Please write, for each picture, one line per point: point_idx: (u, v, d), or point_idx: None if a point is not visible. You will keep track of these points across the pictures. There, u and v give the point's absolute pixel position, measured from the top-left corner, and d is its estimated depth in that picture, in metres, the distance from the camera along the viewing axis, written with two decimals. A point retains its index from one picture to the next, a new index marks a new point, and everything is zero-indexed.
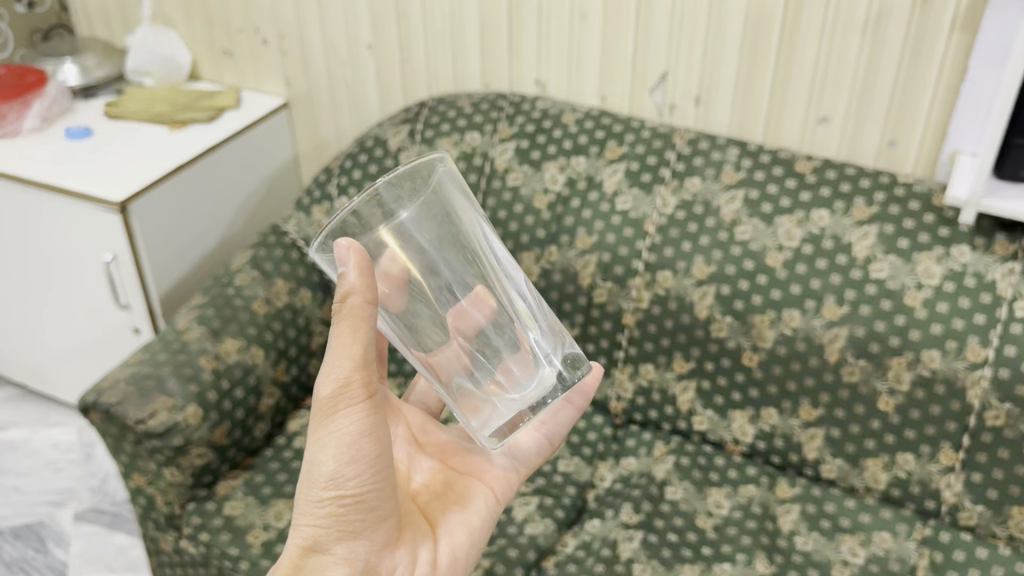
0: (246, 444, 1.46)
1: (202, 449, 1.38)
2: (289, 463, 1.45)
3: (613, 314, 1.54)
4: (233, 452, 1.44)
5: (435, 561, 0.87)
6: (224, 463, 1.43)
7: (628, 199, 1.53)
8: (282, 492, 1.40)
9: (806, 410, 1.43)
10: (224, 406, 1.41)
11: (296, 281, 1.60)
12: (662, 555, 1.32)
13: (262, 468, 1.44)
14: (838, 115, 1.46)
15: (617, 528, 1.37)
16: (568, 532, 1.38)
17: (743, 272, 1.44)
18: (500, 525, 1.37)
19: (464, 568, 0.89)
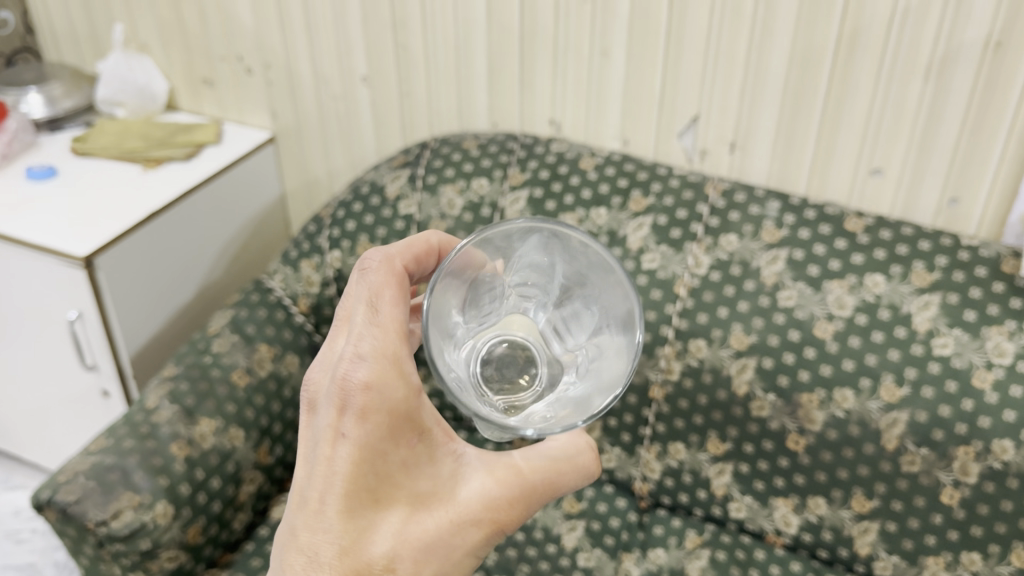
0: (224, 538, 1.29)
1: (173, 551, 1.20)
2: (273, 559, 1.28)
3: (638, 386, 1.37)
4: (209, 549, 1.27)
5: None
6: (200, 562, 1.25)
7: (656, 257, 1.37)
8: None
9: (859, 501, 1.28)
10: (199, 499, 1.24)
11: (282, 345, 1.43)
12: None
13: (243, 566, 1.27)
14: (893, 167, 1.30)
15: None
16: None
17: (788, 344, 1.28)
18: None
19: None
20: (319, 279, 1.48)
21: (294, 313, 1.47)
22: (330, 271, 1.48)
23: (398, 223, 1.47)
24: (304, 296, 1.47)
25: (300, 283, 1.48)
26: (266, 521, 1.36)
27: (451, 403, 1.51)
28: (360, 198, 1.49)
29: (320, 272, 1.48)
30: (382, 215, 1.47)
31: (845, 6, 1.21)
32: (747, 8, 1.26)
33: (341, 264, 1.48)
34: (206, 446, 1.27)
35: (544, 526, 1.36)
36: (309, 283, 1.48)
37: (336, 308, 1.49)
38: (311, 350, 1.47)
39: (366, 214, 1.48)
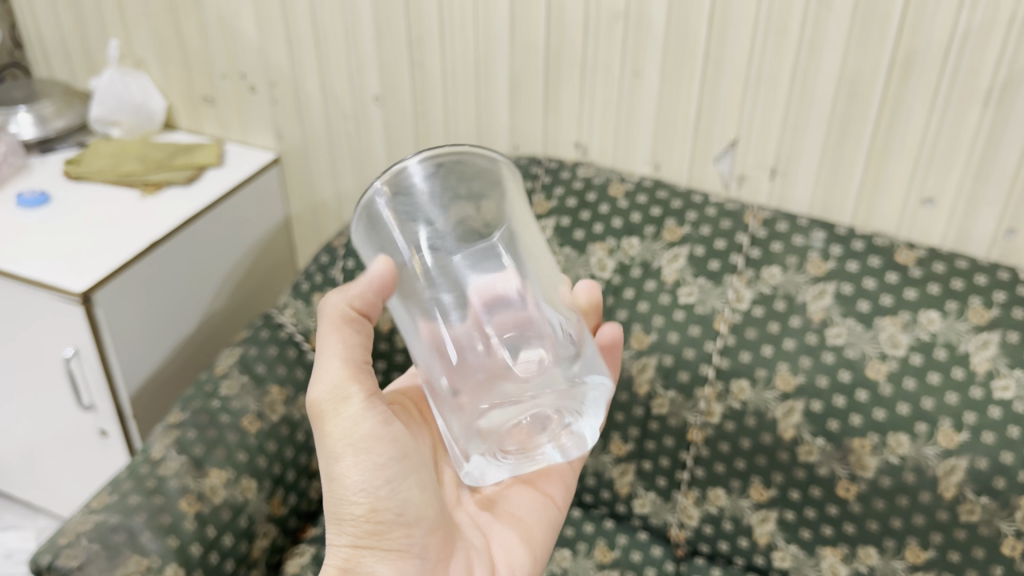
0: None
1: None
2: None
3: (676, 429, 1.30)
4: None
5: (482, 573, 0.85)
6: None
7: (693, 290, 1.29)
8: None
9: (913, 552, 1.20)
10: (212, 559, 1.15)
11: (295, 385, 1.34)
12: None
13: None
14: (947, 197, 1.23)
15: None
16: None
17: (839, 386, 1.21)
18: None
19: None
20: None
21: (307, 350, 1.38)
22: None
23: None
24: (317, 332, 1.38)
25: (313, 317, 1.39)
26: None
27: None
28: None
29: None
30: None
31: (900, 28, 1.13)
32: (793, 28, 1.19)
33: None
34: (217, 500, 1.18)
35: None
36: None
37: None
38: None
39: None
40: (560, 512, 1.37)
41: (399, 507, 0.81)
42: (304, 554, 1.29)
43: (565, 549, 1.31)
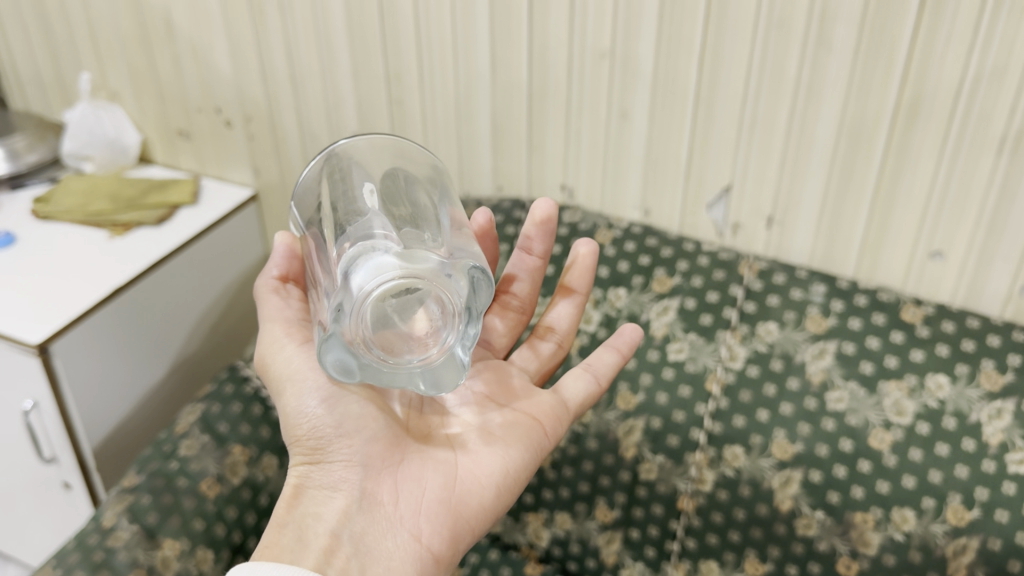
0: None
1: None
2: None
3: (664, 496, 1.20)
4: None
5: (448, 484, 0.77)
6: None
7: (683, 347, 1.20)
8: None
9: None
10: None
11: (259, 445, 1.26)
12: None
13: None
14: (957, 250, 1.13)
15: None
16: None
17: (839, 455, 1.12)
18: None
19: (502, 498, 0.78)
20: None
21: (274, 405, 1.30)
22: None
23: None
24: None
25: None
26: None
27: None
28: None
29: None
30: None
31: (905, 71, 1.05)
32: (790, 69, 1.11)
33: None
34: (168, 574, 1.11)
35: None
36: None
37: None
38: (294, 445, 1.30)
39: None
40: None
41: (337, 420, 0.79)
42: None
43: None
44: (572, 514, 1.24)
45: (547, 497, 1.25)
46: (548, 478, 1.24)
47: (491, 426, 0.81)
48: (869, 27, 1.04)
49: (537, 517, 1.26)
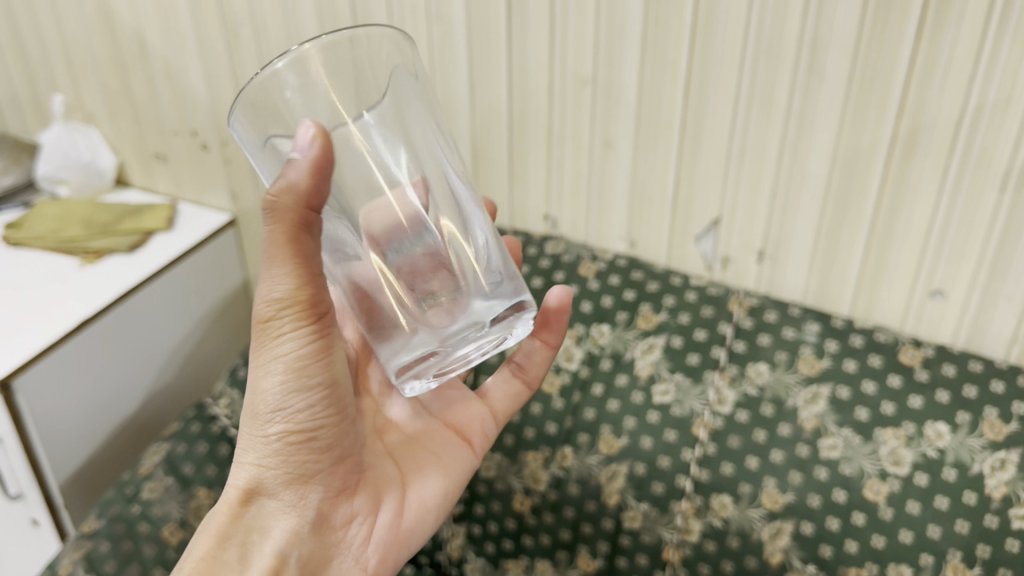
0: None
1: None
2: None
3: (649, 547, 1.12)
4: None
5: (400, 510, 0.77)
6: None
7: (669, 388, 1.13)
8: None
9: None
10: None
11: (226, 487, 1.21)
12: None
13: None
14: (959, 289, 1.07)
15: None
16: None
17: (832, 507, 1.05)
18: None
19: (436, 521, 0.79)
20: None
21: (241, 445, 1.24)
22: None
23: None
24: None
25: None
26: None
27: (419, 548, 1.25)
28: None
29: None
30: None
31: (902, 103, 0.99)
32: (779, 99, 1.05)
33: None
34: None
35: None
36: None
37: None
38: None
39: None
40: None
41: (314, 425, 0.73)
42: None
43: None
44: (553, 562, 1.17)
45: (528, 543, 1.19)
46: (529, 524, 1.18)
47: (423, 441, 0.82)
48: (863, 55, 0.98)
49: (516, 566, 1.19)
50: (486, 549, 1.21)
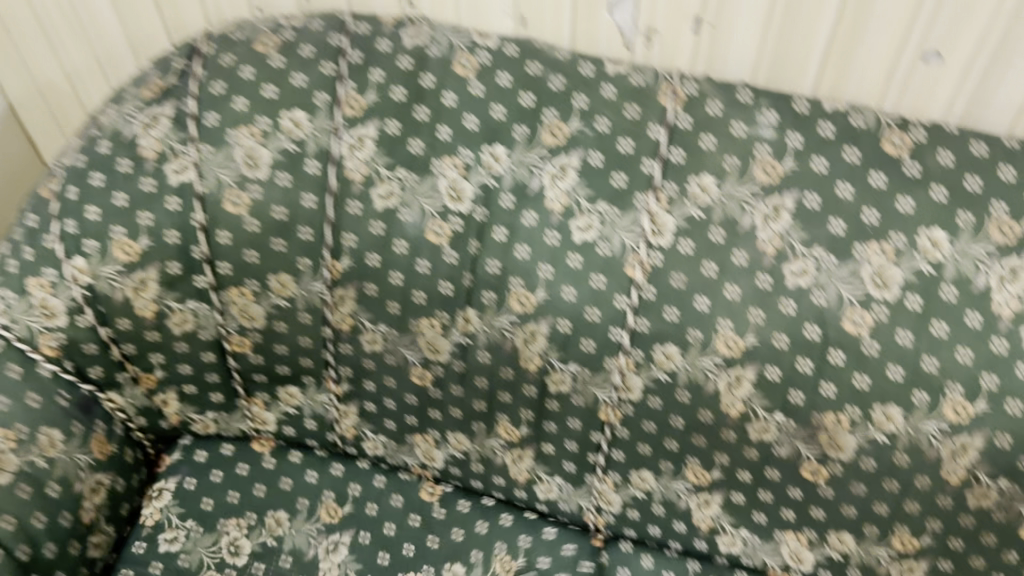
0: None
1: None
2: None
3: (582, 409, 0.96)
4: None
5: None
6: None
7: (592, 223, 0.87)
8: None
9: (903, 539, 0.92)
10: None
11: (24, 420, 0.90)
12: None
13: None
14: (961, 51, 0.80)
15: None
16: None
17: (802, 346, 0.85)
18: None
19: None
20: (62, 303, 0.92)
21: (35, 361, 0.93)
22: (83, 292, 0.92)
23: (169, 201, 0.90)
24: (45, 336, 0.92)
25: (33, 318, 0.91)
26: None
27: (312, 432, 1.09)
28: (98, 166, 0.91)
29: (61, 293, 0.92)
30: (140, 187, 0.90)
31: None
32: None
33: (93, 277, 0.92)
34: None
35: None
36: (46, 313, 0.92)
37: (102, 339, 0.96)
38: (80, 404, 0.96)
39: (111, 190, 0.91)
40: (442, 507, 1.07)
41: None
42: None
43: (456, 563, 1.02)
44: (469, 433, 1.04)
45: (437, 417, 1.03)
46: (433, 398, 1.01)
47: None
48: None
49: (426, 440, 1.06)
50: (387, 426, 1.06)
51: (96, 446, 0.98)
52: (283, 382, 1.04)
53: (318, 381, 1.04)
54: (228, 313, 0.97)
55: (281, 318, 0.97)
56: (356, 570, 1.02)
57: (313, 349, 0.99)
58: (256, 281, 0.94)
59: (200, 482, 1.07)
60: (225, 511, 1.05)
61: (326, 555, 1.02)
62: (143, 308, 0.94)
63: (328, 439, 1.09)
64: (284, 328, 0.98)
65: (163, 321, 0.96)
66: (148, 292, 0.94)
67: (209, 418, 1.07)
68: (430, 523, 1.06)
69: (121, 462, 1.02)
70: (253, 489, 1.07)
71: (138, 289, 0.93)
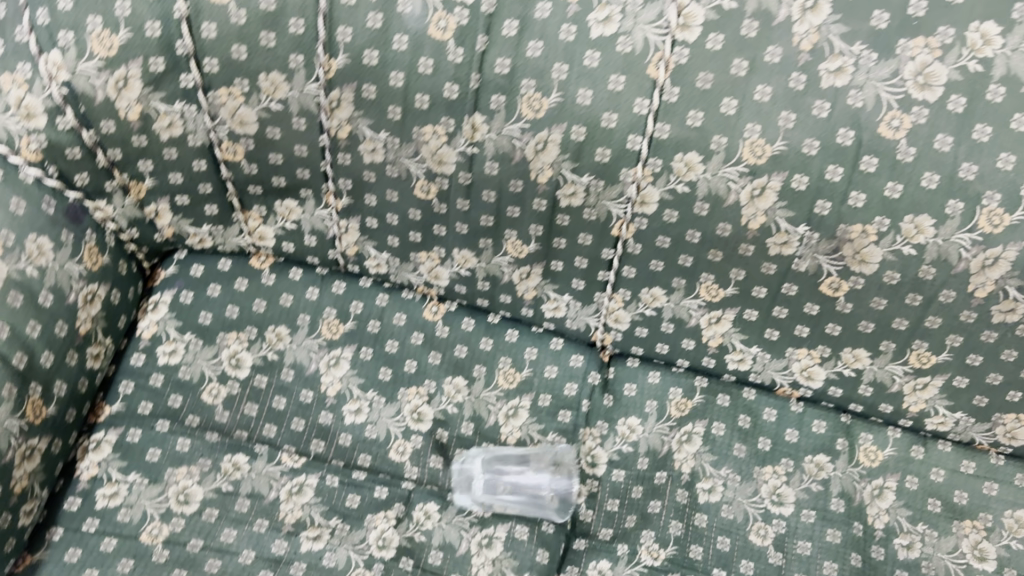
0: (23, 525, 0.88)
1: None
2: (144, 509, 0.92)
3: (593, 224, 0.91)
4: (12, 541, 0.86)
5: None
6: (8, 563, 0.86)
7: (612, 15, 0.78)
8: None
9: (919, 356, 0.90)
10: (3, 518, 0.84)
11: (10, 227, 0.87)
12: None
13: (70, 544, 0.89)
14: None
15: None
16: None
17: (834, 152, 0.79)
18: None
19: None
20: (41, 102, 0.86)
21: (15, 165, 0.88)
22: (62, 91, 0.86)
23: None
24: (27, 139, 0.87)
25: (11, 118, 0.86)
26: (88, 456, 0.95)
27: (310, 246, 1.04)
28: None
29: (39, 91, 0.86)
30: None
31: None
32: None
33: (69, 75, 0.85)
34: None
35: (474, 416, 1.02)
36: (25, 114, 0.86)
37: (86, 143, 0.90)
38: (68, 213, 0.93)
39: None
40: (446, 326, 1.06)
41: None
42: (99, 451, 0.95)
43: (459, 377, 1.03)
44: (475, 251, 0.98)
45: (441, 234, 0.97)
46: (437, 213, 0.95)
47: None
48: None
49: (430, 258, 1.01)
50: (389, 243, 1.01)
51: (91, 256, 0.96)
52: (280, 194, 0.99)
53: (316, 195, 0.97)
54: (219, 116, 0.90)
55: (273, 122, 0.90)
56: (359, 384, 1.02)
57: (309, 159, 0.93)
58: (246, 81, 0.87)
59: (197, 296, 1.05)
60: (224, 326, 1.04)
61: (326, 371, 1.03)
62: (128, 110, 0.88)
63: (329, 257, 1.05)
64: (277, 135, 0.91)
65: (150, 125, 0.90)
66: (132, 92, 0.87)
67: (203, 232, 1.04)
68: (432, 341, 1.05)
69: (117, 274, 1.00)
70: (252, 305, 1.05)
71: (120, 88, 0.87)
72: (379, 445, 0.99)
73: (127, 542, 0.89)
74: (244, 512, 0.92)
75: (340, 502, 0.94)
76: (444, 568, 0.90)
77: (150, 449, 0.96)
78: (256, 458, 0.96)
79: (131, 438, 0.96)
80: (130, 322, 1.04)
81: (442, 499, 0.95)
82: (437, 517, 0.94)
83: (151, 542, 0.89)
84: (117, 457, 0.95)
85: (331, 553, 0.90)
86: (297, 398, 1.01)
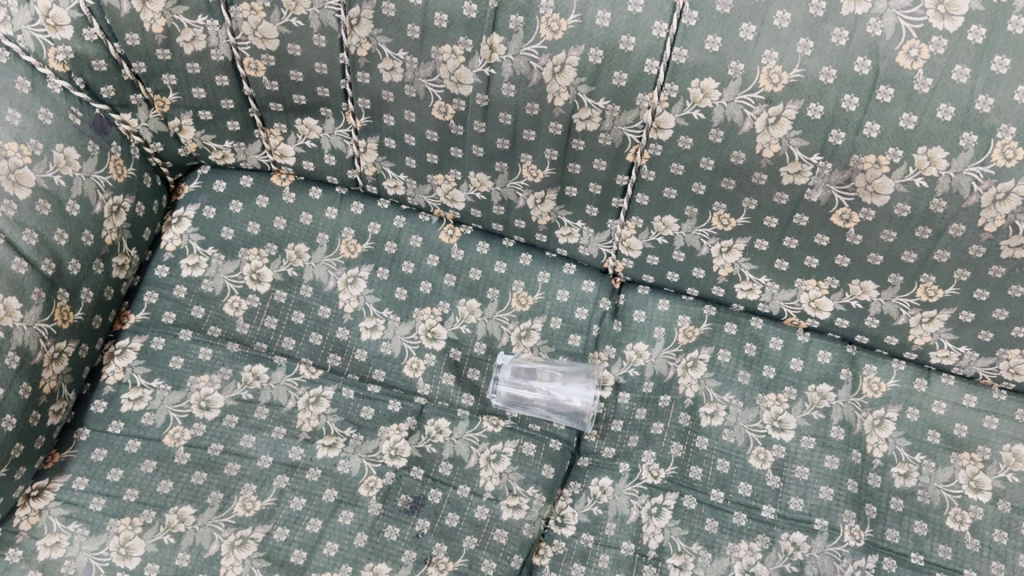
0: (53, 423, 0.92)
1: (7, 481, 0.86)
2: (167, 413, 0.96)
3: (607, 149, 0.91)
4: (42, 438, 0.91)
5: None
6: (39, 457, 0.91)
7: None
8: (117, 492, 0.90)
9: (926, 289, 0.91)
10: (33, 415, 0.88)
11: (38, 135, 0.90)
12: (706, 530, 0.91)
13: (97, 444, 0.93)
14: None
15: (639, 497, 0.93)
16: (565, 490, 0.95)
17: (850, 81, 0.79)
18: (466, 502, 0.93)
19: None
20: (67, 13, 0.88)
21: (44, 76, 0.92)
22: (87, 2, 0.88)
23: None
24: (53, 49, 0.90)
25: (38, 29, 0.89)
26: (113, 360, 0.99)
27: (328, 165, 1.05)
28: None
29: (64, 2, 0.88)
30: None
31: None
32: None
33: None
34: (9, 348, 0.85)
35: (486, 337, 1.04)
36: (52, 25, 0.89)
37: (112, 55, 0.93)
38: (93, 124, 0.96)
39: None
40: (461, 248, 1.08)
41: None
42: (125, 356, 0.99)
43: (472, 299, 1.06)
44: (491, 174, 0.99)
45: (458, 156, 0.98)
46: (454, 135, 0.96)
47: None
48: None
49: (446, 180, 1.02)
50: (406, 164, 1.02)
51: (114, 167, 0.98)
52: (300, 113, 1.00)
53: (335, 114, 0.98)
54: (241, 32, 0.91)
55: (294, 39, 0.91)
56: (375, 302, 1.05)
57: (330, 77, 0.94)
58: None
59: (219, 212, 1.08)
60: (246, 241, 1.07)
61: (344, 288, 1.05)
62: (152, 23, 0.90)
63: (348, 177, 1.06)
64: (297, 52, 0.92)
65: (173, 39, 0.92)
66: (156, 5, 0.88)
67: (226, 147, 1.05)
68: (447, 264, 1.07)
69: (142, 187, 1.03)
70: (273, 222, 1.07)
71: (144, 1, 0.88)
72: (393, 361, 1.03)
73: (151, 444, 0.93)
74: (262, 420, 0.96)
75: (354, 414, 0.98)
76: (453, 479, 0.94)
77: (173, 356, 0.99)
78: (274, 368, 1.00)
79: (155, 345, 1.00)
80: (155, 235, 1.07)
81: (453, 415, 0.98)
82: (448, 432, 0.97)
83: (174, 445, 0.93)
84: (141, 363, 0.99)
85: (345, 461, 0.94)
86: (315, 313, 1.04)
